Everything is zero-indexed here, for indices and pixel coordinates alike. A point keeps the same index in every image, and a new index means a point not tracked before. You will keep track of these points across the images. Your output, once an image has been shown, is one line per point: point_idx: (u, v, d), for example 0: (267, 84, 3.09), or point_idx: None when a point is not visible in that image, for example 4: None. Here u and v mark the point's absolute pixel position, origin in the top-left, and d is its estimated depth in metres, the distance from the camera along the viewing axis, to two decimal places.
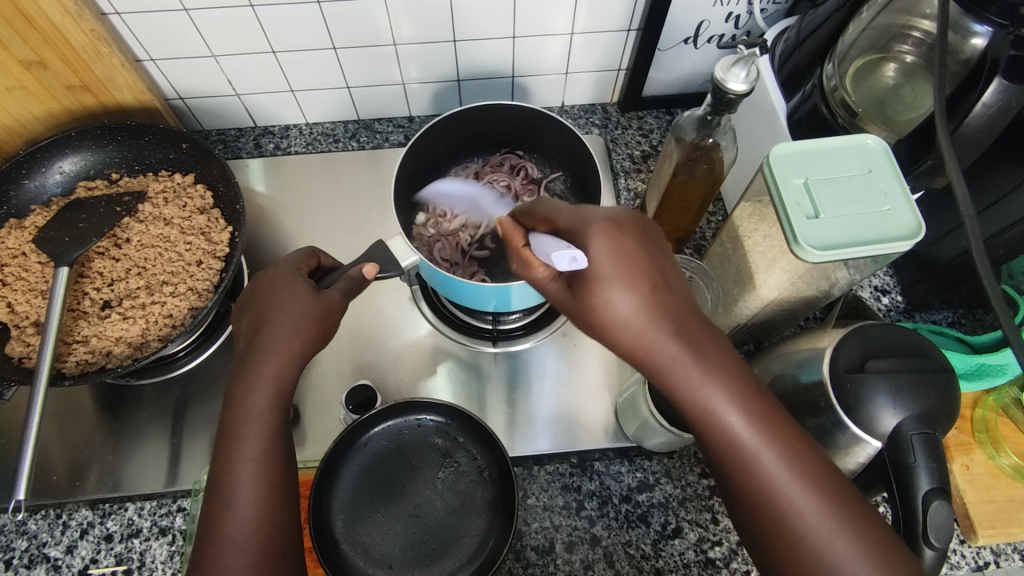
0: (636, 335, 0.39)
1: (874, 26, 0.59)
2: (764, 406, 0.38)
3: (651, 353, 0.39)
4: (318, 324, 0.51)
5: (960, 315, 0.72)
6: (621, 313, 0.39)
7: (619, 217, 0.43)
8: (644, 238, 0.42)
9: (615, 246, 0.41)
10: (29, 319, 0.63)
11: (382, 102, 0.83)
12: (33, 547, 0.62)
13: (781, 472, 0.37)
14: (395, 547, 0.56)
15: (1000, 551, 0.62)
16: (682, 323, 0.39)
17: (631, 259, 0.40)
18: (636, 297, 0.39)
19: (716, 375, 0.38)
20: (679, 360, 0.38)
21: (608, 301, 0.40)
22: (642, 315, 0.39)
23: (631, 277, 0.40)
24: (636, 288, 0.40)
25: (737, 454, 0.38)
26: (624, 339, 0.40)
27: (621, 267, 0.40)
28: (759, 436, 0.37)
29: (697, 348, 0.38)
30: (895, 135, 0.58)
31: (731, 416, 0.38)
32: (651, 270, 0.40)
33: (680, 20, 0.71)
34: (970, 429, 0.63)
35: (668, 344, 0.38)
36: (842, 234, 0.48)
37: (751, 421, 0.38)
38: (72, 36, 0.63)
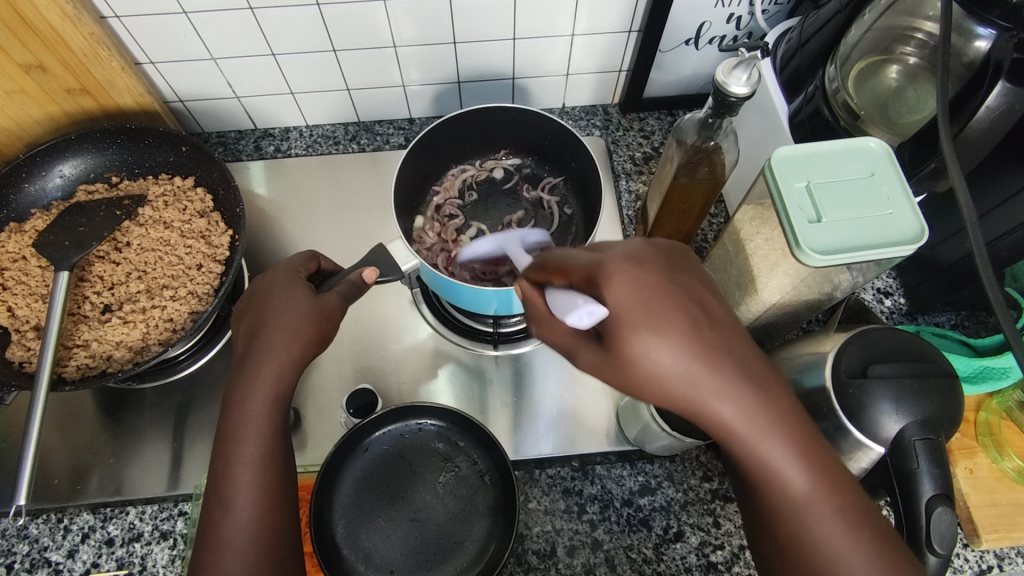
0: (679, 381, 0.36)
1: (877, 27, 0.59)
2: (824, 462, 0.35)
3: (697, 399, 0.36)
4: (318, 329, 0.51)
5: (963, 318, 0.71)
6: (659, 361, 0.36)
7: (643, 254, 0.40)
8: (674, 274, 0.39)
9: (646, 285, 0.38)
10: (30, 324, 0.63)
11: (383, 104, 0.83)
12: (34, 551, 0.62)
13: (842, 536, 0.34)
14: (396, 552, 0.56)
15: (1004, 555, 0.61)
16: (735, 370, 0.36)
17: (664, 299, 0.38)
18: (675, 343, 0.36)
19: (774, 427, 0.35)
20: (731, 413, 0.35)
21: (641, 348, 0.37)
22: (686, 361, 0.36)
23: (668, 322, 0.37)
24: (678, 333, 0.36)
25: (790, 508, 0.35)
26: (669, 387, 0.37)
27: (656, 311, 0.37)
28: (821, 496, 0.35)
29: (750, 399, 0.35)
30: (897, 138, 0.57)
31: (787, 472, 0.35)
32: (691, 310, 0.38)
33: (681, 21, 0.70)
34: (973, 432, 0.63)
35: (720, 391, 0.35)
36: (844, 238, 0.47)
37: (811, 475, 0.35)
38: (71, 39, 0.63)
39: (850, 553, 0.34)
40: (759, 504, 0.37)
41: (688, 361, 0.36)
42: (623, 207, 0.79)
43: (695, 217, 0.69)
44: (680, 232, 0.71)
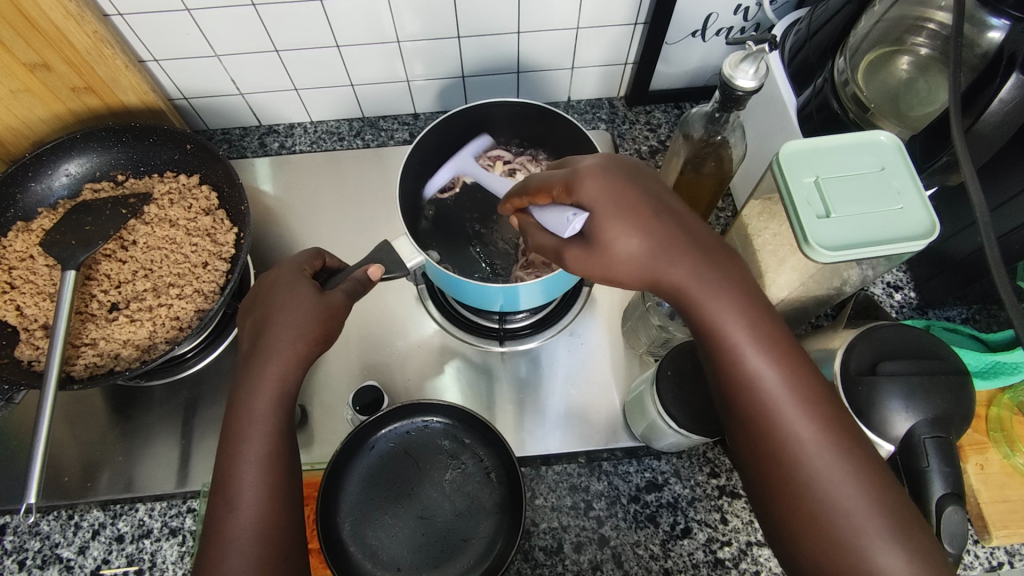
0: (644, 268, 0.42)
1: (887, 18, 0.58)
2: (781, 344, 0.40)
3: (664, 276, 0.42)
4: (323, 326, 0.50)
5: (975, 312, 0.70)
6: (628, 248, 0.42)
7: (609, 162, 0.46)
8: (634, 177, 0.45)
9: (616, 179, 0.44)
10: (38, 322, 0.64)
11: (388, 99, 0.82)
12: (46, 547, 0.63)
13: (788, 409, 0.39)
14: (404, 549, 0.56)
15: (1015, 551, 0.61)
16: (690, 249, 0.42)
17: (626, 195, 0.43)
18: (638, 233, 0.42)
19: (733, 309, 0.40)
20: (705, 300, 0.40)
21: (612, 239, 0.42)
22: (646, 251, 0.42)
23: (634, 216, 0.42)
24: (638, 227, 0.42)
25: (761, 401, 0.39)
26: (631, 272, 0.42)
27: (625, 205, 0.43)
28: (774, 370, 0.39)
29: (704, 274, 0.41)
30: (907, 131, 0.56)
31: (763, 369, 0.39)
32: (652, 203, 0.43)
33: (688, 13, 0.69)
34: (984, 428, 0.62)
35: (674, 270, 0.41)
36: (854, 234, 0.47)
37: (768, 358, 0.39)
38: (76, 38, 0.63)
39: (795, 416, 0.38)
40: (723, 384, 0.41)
41: (661, 235, 0.42)
42: None
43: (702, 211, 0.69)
44: None
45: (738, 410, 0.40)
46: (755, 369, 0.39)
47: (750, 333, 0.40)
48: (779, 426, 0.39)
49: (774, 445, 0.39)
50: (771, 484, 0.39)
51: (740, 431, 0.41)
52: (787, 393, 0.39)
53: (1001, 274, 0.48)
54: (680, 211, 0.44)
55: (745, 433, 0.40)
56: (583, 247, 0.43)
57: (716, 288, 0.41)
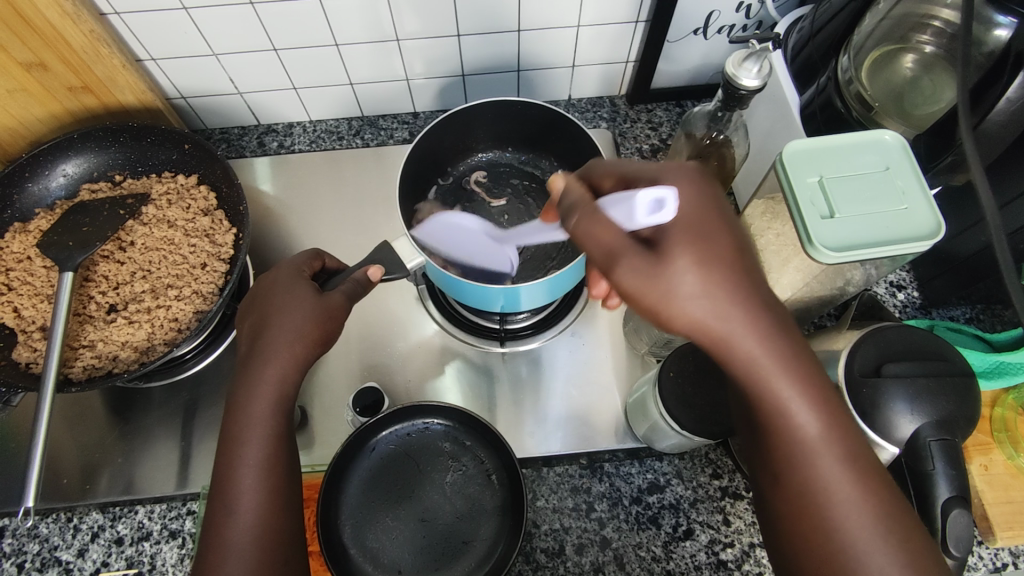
0: (703, 319, 0.40)
1: (892, 16, 0.57)
2: (835, 412, 0.40)
3: (724, 339, 0.40)
4: (321, 328, 0.50)
5: (979, 311, 0.70)
6: (692, 289, 0.40)
7: (688, 192, 0.43)
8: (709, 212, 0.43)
9: (693, 206, 0.43)
10: (36, 324, 0.63)
11: (387, 98, 0.82)
12: (45, 550, 0.63)
13: (838, 479, 0.39)
14: (404, 552, 0.56)
15: (1019, 552, 0.61)
16: (755, 309, 0.40)
17: (697, 235, 0.41)
18: (701, 280, 0.40)
19: (794, 378, 0.40)
20: (754, 353, 0.40)
21: (679, 275, 0.40)
22: (711, 290, 0.40)
23: (698, 259, 0.40)
24: (701, 272, 0.40)
25: (798, 442, 0.40)
26: (684, 319, 0.40)
27: (692, 247, 0.41)
28: (825, 440, 0.40)
29: (770, 340, 0.40)
30: (913, 131, 0.55)
31: (799, 413, 0.40)
32: (724, 253, 0.41)
33: (689, 11, 0.69)
34: (988, 429, 0.62)
35: (738, 334, 0.40)
36: (858, 234, 0.46)
37: (822, 425, 0.40)
38: (73, 37, 0.63)
39: (845, 489, 0.39)
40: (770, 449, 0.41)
41: (725, 269, 0.40)
42: None
43: None
44: None
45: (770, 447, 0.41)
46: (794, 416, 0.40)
47: (805, 402, 0.40)
48: (829, 498, 0.39)
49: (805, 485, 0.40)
50: (793, 519, 0.40)
51: (766, 465, 0.42)
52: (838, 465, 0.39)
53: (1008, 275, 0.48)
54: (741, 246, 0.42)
55: (788, 500, 0.41)
56: (647, 262, 0.40)
57: (781, 356, 0.40)
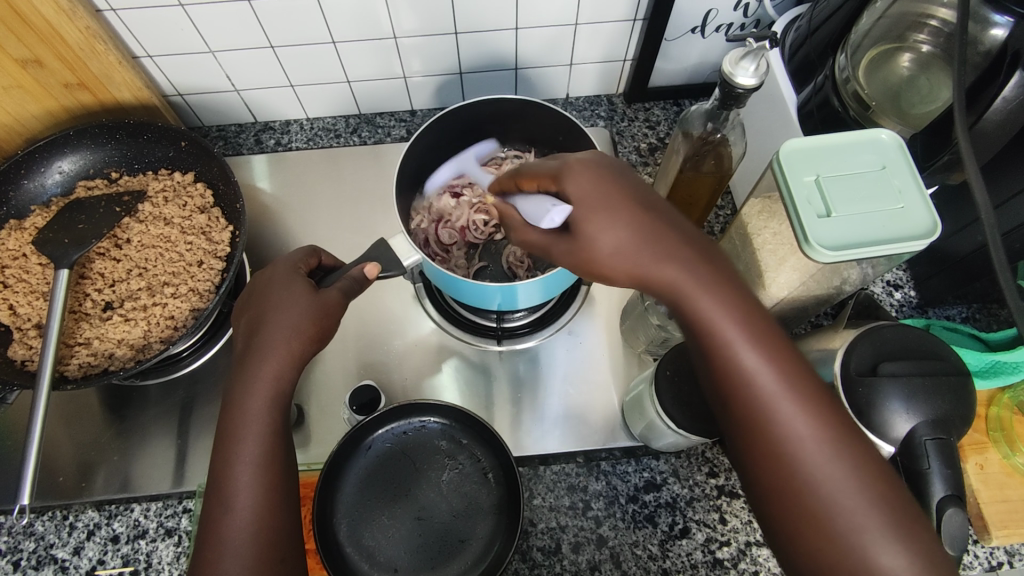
0: (628, 260, 0.41)
1: (889, 15, 0.57)
2: (766, 331, 0.39)
3: (646, 270, 0.40)
4: (318, 326, 0.50)
5: (975, 311, 0.70)
6: (611, 238, 0.41)
7: (598, 157, 0.46)
8: (622, 171, 0.45)
9: (596, 178, 0.44)
10: (31, 322, 0.63)
11: (385, 96, 0.82)
12: (41, 548, 0.63)
13: (781, 398, 0.37)
14: (400, 549, 0.56)
15: (1014, 551, 0.61)
16: (675, 241, 0.41)
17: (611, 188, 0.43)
18: (622, 225, 0.41)
19: (718, 300, 0.39)
20: (691, 292, 0.39)
21: (596, 230, 0.42)
22: (630, 241, 0.41)
23: (615, 211, 0.42)
24: (621, 219, 0.41)
25: (746, 385, 0.38)
26: (616, 266, 0.41)
27: (605, 195, 0.42)
28: (760, 359, 0.38)
29: (690, 265, 0.40)
30: (911, 129, 0.55)
31: (744, 353, 0.38)
32: (638, 196, 0.43)
33: (687, 10, 0.69)
34: (984, 428, 0.62)
35: (660, 264, 0.40)
36: (854, 234, 0.46)
37: (754, 345, 0.38)
38: (68, 34, 0.62)
39: (787, 407, 0.37)
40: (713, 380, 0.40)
41: (641, 221, 0.41)
42: None
43: (702, 209, 0.68)
44: None
45: (723, 397, 0.39)
46: (739, 356, 0.38)
47: (734, 324, 0.39)
48: (773, 422, 0.37)
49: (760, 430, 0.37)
50: (756, 466, 0.38)
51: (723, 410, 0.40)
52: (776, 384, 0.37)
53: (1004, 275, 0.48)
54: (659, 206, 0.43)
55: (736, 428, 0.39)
56: (563, 237, 0.44)
57: (702, 279, 0.39)
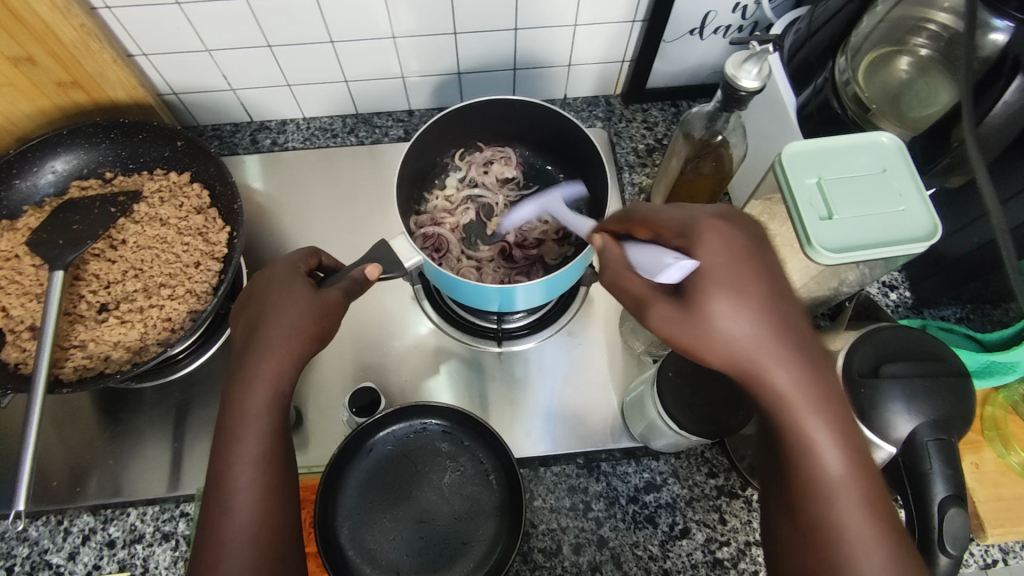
0: (750, 359, 0.38)
1: (889, 18, 0.58)
2: (866, 460, 0.38)
3: (763, 375, 0.38)
4: (318, 325, 0.50)
5: (969, 311, 0.71)
6: (735, 329, 0.39)
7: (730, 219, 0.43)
8: (761, 249, 0.42)
9: (731, 253, 0.40)
10: (25, 324, 0.62)
11: (382, 95, 0.81)
12: (35, 553, 0.62)
13: (863, 530, 0.36)
14: (401, 552, 0.55)
15: (1008, 549, 0.62)
16: (800, 352, 0.39)
17: (748, 273, 0.40)
18: (756, 322, 0.39)
19: (831, 420, 0.37)
20: (791, 388, 0.38)
21: (717, 314, 0.39)
22: (762, 336, 0.38)
23: (755, 301, 0.39)
24: (753, 315, 0.39)
25: (816, 478, 0.37)
26: (726, 360, 0.39)
27: (746, 287, 0.39)
28: (853, 488, 0.37)
29: (813, 382, 0.38)
30: (909, 131, 0.56)
31: (827, 451, 0.37)
32: (773, 287, 0.40)
33: (686, 12, 0.69)
34: (979, 427, 0.63)
35: (781, 372, 0.38)
36: (856, 236, 0.47)
37: (850, 470, 0.37)
38: (62, 31, 0.61)
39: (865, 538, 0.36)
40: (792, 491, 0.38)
41: (761, 308, 0.39)
42: (627, 200, 0.78)
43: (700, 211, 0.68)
44: None
45: (787, 476, 0.38)
46: (818, 448, 0.37)
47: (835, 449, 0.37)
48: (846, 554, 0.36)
49: (816, 517, 0.37)
50: (800, 545, 0.38)
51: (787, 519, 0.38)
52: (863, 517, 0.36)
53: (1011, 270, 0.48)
54: (788, 292, 0.41)
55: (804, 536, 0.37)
56: (675, 312, 0.40)
57: (816, 405, 0.38)
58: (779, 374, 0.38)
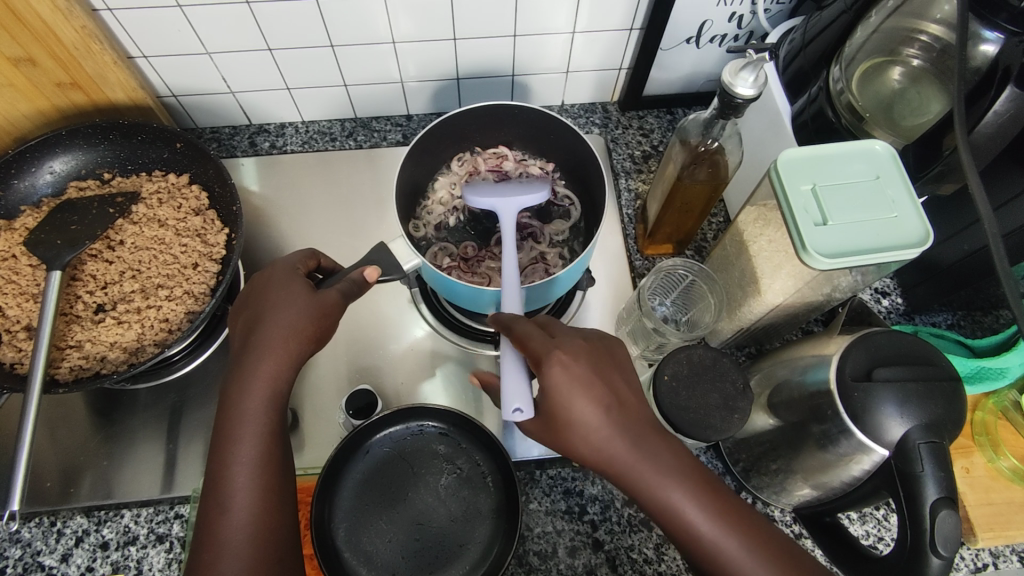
0: (598, 449, 0.44)
1: (882, 29, 0.59)
2: (721, 503, 0.42)
3: (609, 461, 0.44)
4: (316, 325, 0.50)
5: (960, 318, 0.72)
6: (586, 417, 0.45)
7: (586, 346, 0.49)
8: (585, 356, 0.48)
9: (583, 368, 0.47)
10: (21, 324, 0.62)
11: (381, 100, 0.82)
12: (27, 555, 0.61)
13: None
14: (396, 553, 0.56)
15: (999, 553, 0.62)
16: (593, 433, 0.44)
17: (587, 380, 0.46)
18: (601, 411, 0.45)
19: (673, 478, 0.42)
20: (644, 469, 0.43)
21: (577, 416, 0.45)
22: (611, 425, 0.44)
23: (600, 394, 0.45)
24: (597, 402, 0.45)
25: (712, 554, 0.41)
26: (588, 449, 0.45)
27: (580, 386, 0.45)
28: (725, 532, 0.41)
29: (610, 444, 0.44)
30: (901, 141, 0.57)
31: (691, 512, 0.41)
32: (592, 379, 0.46)
33: (682, 21, 0.70)
34: (969, 432, 0.63)
35: (614, 442, 0.44)
36: (849, 241, 0.47)
37: (713, 521, 0.41)
38: (63, 33, 0.62)
39: None
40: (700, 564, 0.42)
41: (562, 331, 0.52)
42: (623, 206, 0.79)
43: (697, 216, 0.69)
44: (682, 231, 0.72)
45: (699, 563, 0.42)
46: (690, 517, 0.41)
47: (696, 507, 0.41)
48: None
49: None
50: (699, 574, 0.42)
51: None
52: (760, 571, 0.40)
53: (1005, 273, 0.49)
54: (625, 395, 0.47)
55: None
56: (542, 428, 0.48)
57: (636, 462, 0.43)
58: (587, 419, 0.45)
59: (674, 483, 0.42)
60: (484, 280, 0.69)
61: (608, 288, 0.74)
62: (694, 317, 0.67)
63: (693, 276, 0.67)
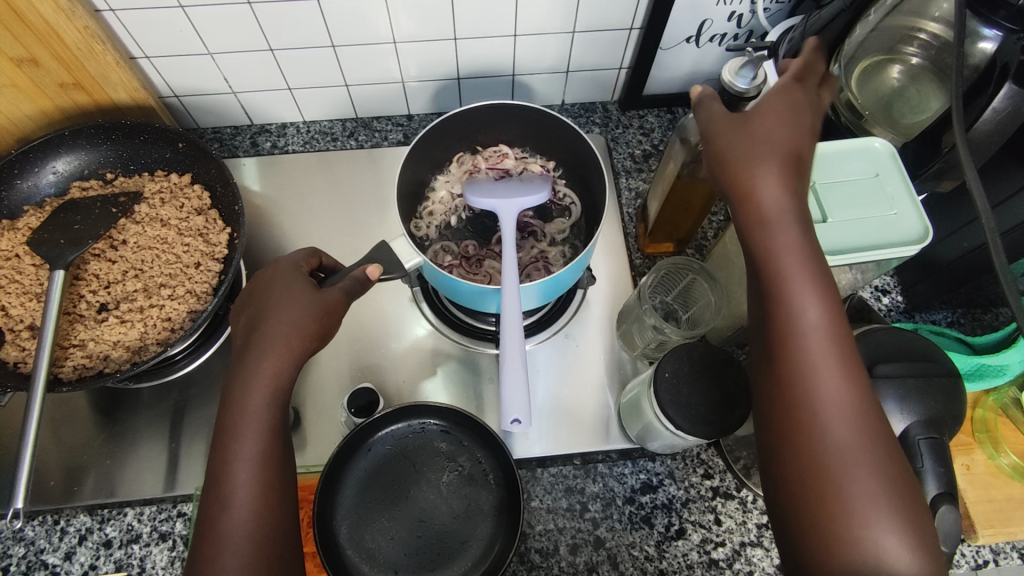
0: (768, 226, 0.41)
1: (881, 28, 0.58)
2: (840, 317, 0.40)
3: (772, 249, 0.40)
4: (318, 322, 0.50)
5: (960, 316, 0.72)
6: (772, 198, 0.41)
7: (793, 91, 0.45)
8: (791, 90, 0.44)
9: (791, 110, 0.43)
10: (24, 323, 0.62)
11: (382, 100, 0.82)
12: (31, 553, 0.62)
13: (835, 404, 0.38)
14: (399, 550, 0.56)
15: (999, 550, 0.63)
16: (797, 244, 0.40)
17: (794, 120, 0.43)
18: (779, 180, 0.41)
19: (812, 283, 0.40)
20: (787, 245, 0.40)
21: (759, 182, 0.41)
22: (788, 207, 0.41)
23: (791, 181, 0.41)
24: (788, 188, 0.41)
25: (801, 370, 0.39)
26: (765, 201, 0.41)
27: (775, 167, 0.41)
28: (828, 340, 0.39)
29: (799, 247, 0.40)
30: (901, 138, 0.58)
31: (805, 317, 0.39)
32: (800, 165, 0.42)
33: (682, 20, 0.70)
34: (970, 429, 0.64)
35: (781, 199, 0.40)
36: (849, 238, 0.48)
37: (827, 325, 0.39)
38: (66, 33, 0.62)
39: (837, 411, 0.38)
40: (778, 360, 0.40)
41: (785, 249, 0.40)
42: (624, 205, 0.79)
43: (696, 215, 0.69)
44: (681, 231, 0.73)
45: (774, 360, 0.40)
46: (802, 315, 0.39)
47: (816, 312, 0.40)
48: (818, 430, 0.38)
49: (808, 398, 0.39)
50: (767, 359, 0.41)
51: (767, 395, 0.41)
52: (841, 397, 0.38)
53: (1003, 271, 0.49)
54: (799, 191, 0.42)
55: (782, 413, 0.40)
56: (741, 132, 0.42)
57: (804, 270, 0.40)
58: (805, 314, 0.40)
59: (852, 394, 0.38)
60: (485, 279, 0.70)
61: (608, 287, 0.75)
62: (695, 315, 0.67)
63: (696, 274, 0.66)
